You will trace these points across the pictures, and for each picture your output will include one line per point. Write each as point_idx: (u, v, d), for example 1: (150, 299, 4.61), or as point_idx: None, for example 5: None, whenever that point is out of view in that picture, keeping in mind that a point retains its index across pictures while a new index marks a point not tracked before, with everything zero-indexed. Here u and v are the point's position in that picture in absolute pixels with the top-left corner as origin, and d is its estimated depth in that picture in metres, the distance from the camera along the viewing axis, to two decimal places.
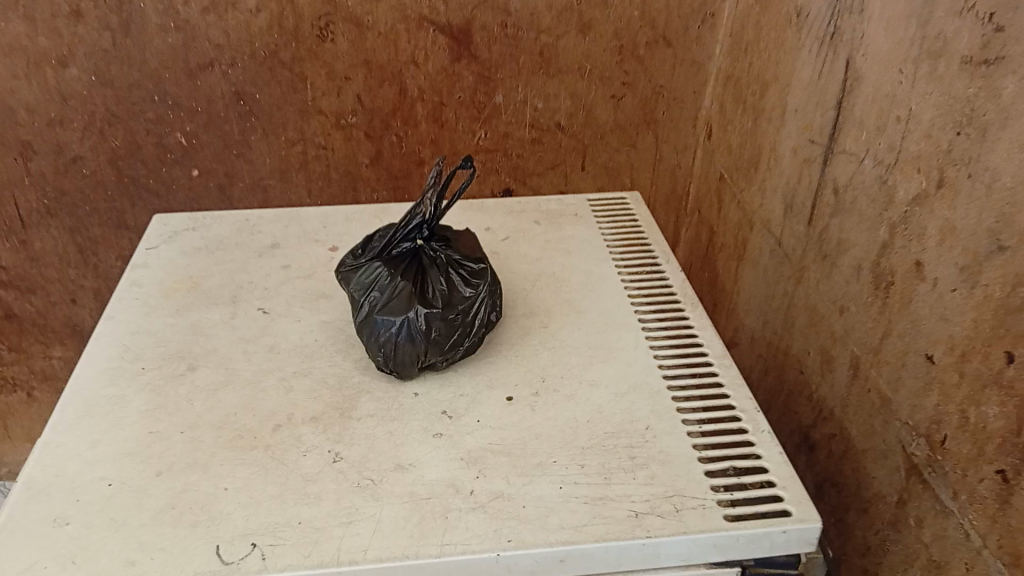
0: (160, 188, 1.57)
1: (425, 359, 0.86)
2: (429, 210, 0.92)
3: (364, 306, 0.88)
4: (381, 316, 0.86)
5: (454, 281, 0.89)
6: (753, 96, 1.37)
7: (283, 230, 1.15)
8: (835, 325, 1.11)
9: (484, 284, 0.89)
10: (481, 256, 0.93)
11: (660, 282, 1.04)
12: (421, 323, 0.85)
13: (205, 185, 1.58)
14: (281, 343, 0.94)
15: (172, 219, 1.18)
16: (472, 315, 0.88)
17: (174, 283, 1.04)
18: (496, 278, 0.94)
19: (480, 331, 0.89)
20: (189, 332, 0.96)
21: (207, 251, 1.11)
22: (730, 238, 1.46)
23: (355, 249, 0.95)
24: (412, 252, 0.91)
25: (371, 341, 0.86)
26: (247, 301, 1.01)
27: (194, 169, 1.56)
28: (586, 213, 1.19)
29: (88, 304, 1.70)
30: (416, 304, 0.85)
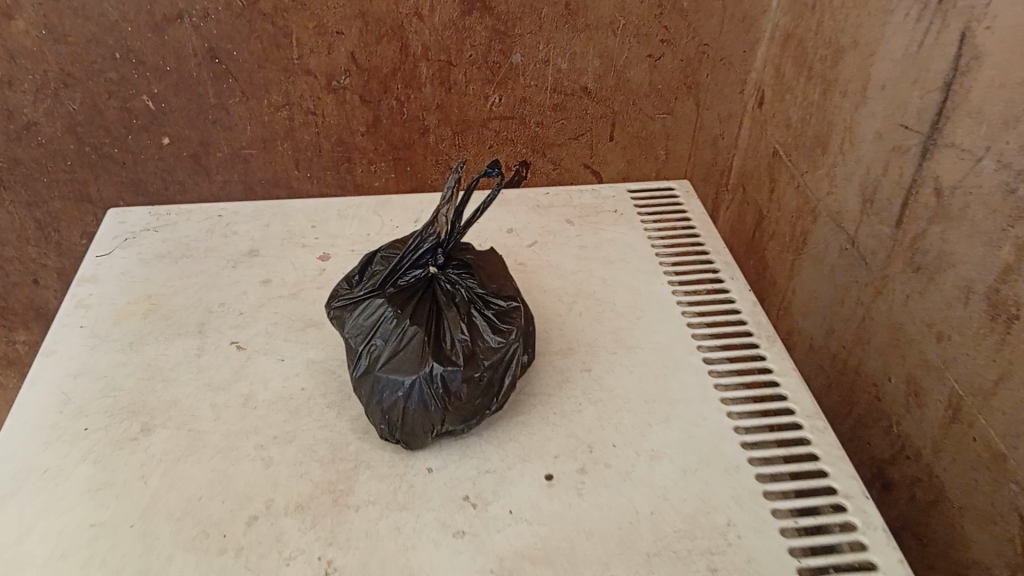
0: (128, 158, 1.33)
1: (440, 428, 0.67)
2: (445, 229, 0.73)
3: (362, 355, 0.69)
4: (383, 372, 0.67)
5: (477, 326, 0.70)
6: (821, 64, 1.15)
7: (264, 231, 0.96)
8: (929, 353, 0.92)
9: (516, 330, 0.70)
10: (510, 288, 0.75)
11: (727, 307, 0.85)
12: (437, 385, 0.66)
13: (178, 156, 1.34)
14: (259, 392, 0.75)
15: (130, 215, 0.98)
16: (500, 372, 0.69)
17: (128, 305, 0.85)
18: (530, 316, 0.75)
19: (511, 390, 0.69)
20: (146, 376, 0.77)
21: (170, 259, 0.91)
22: (783, 227, 1.26)
23: (350, 275, 0.76)
24: (424, 285, 0.72)
25: (372, 404, 0.67)
26: (217, 331, 0.82)
27: (164, 137, 1.32)
28: (628, 210, 0.99)
29: (52, 285, 1.48)
30: (431, 359, 0.66)
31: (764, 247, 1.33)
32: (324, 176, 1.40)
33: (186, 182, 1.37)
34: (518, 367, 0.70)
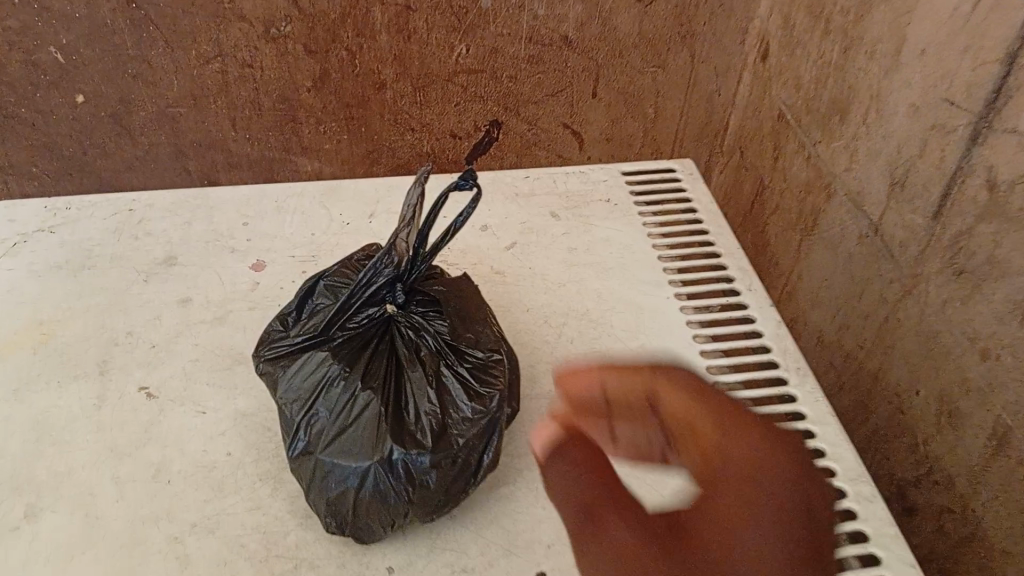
0: (37, 120, 0.92)
1: (401, 522, 0.53)
2: (406, 257, 0.58)
3: (300, 427, 0.54)
4: (328, 453, 0.52)
5: (447, 388, 0.55)
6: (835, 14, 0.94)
7: (183, 231, 0.79)
8: (971, 372, 0.78)
9: (497, 392, 0.56)
10: (489, 333, 0.60)
11: (747, 330, 0.71)
12: (398, 472, 0.51)
13: (98, 117, 0.94)
14: (174, 460, 0.60)
15: (19, 211, 0.80)
16: (478, 449, 0.54)
17: (12, 338, 0.68)
18: (514, 367, 0.60)
19: (491, 470, 0.55)
20: (32, 439, 0.61)
21: (69, 271, 0.75)
22: (779, 204, 1.08)
23: (286, 313, 0.60)
24: (380, 331, 0.57)
25: (313, 492, 0.53)
26: (122, 374, 0.66)
27: (77, 95, 0.92)
28: (622, 199, 0.84)
29: None
30: (390, 440, 0.51)
31: (766, 225, 1.11)
32: (265, 137, 1.00)
33: (109, 150, 0.97)
34: (500, 440, 0.56)
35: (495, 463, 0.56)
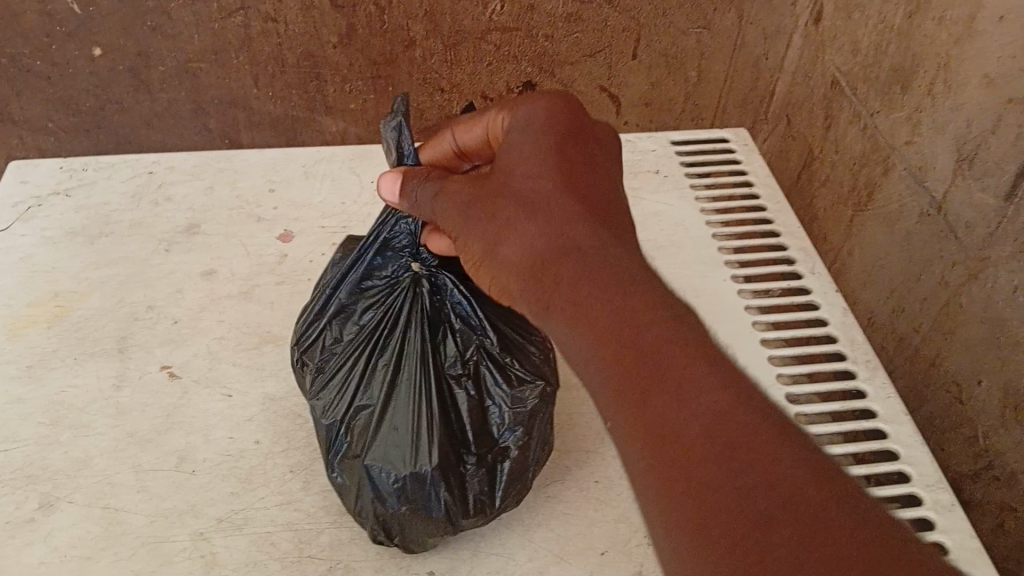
0: (53, 71, 0.87)
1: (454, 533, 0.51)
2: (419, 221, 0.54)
3: (339, 429, 0.51)
4: (372, 459, 0.49)
5: (493, 367, 0.53)
6: None
7: (207, 197, 0.75)
8: None
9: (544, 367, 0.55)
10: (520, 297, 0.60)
11: (811, 318, 0.66)
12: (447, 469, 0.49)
13: (114, 70, 0.89)
14: (198, 448, 0.56)
15: (34, 172, 0.76)
16: (532, 438, 0.53)
17: (26, 310, 0.64)
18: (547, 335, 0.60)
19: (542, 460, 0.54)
20: (49, 422, 0.57)
21: (86, 238, 0.70)
22: (828, 176, 0.95)
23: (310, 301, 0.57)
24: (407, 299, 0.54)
25: (359, 505, 0.50)
26: (144, 351, 0.62)
27: (96, 46, 0.86)
28: (673, 170, 0.79)
29: None
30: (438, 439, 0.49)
31: (812, 196, 0.99)
32: (289, 97, 0.94)
33: (127, 104, 0.92)
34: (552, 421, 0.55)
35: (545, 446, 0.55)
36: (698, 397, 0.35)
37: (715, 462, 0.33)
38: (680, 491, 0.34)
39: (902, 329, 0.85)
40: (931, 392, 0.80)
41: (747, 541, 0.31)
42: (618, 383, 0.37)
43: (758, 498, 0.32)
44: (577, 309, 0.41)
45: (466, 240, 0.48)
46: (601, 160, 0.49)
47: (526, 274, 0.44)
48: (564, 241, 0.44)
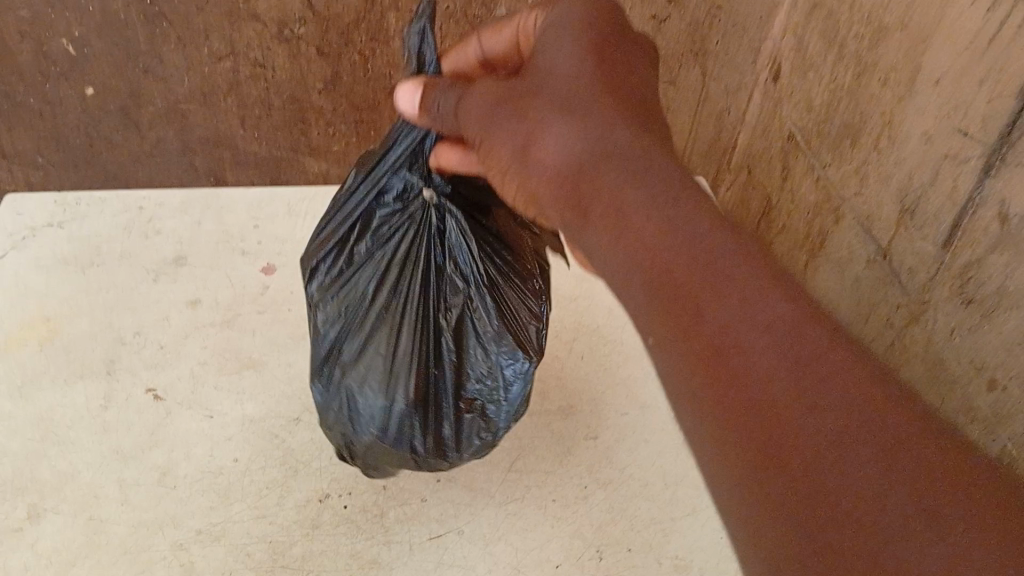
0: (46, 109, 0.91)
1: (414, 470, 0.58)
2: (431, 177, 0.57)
3: (329, 354, 0.57)
4: (353, 382, 0.56)
5: (482, 321, 0.57)
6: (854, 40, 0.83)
7: (194, 230, 0.79)
8: (972, 405, 0.71)
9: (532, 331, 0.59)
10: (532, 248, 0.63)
11: None
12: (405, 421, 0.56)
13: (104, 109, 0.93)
14: (179, 465, 0.60)
15: (28, 202, 0.80)
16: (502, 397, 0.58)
17: (19, 333, 0.68)
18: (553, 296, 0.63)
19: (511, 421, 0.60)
20: (37, 437, 0.61)
21: (78, 267, 0.74)
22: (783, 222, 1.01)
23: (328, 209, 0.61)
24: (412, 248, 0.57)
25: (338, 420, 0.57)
26: (130, 374, 0.66)
27: (87, 87, 0.90)
28: None
29: None
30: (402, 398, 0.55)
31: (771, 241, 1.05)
32: (274, 137, 0.99)
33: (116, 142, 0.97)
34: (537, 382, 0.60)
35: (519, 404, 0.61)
36: (737, 283, 0.34)
37: (754, 346, 0.32)
38: (739, 418, 0.32)
39: None
40: None
41: (789, 442, 0.30)
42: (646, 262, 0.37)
43: (808, 392, 0.30)
44: (616, 222, 0.39)
45: (484, 141, 0.47)
46: (631, 65, 0.48)
47: (559, 182, 0.43)
48: (604, 151, 0.42)
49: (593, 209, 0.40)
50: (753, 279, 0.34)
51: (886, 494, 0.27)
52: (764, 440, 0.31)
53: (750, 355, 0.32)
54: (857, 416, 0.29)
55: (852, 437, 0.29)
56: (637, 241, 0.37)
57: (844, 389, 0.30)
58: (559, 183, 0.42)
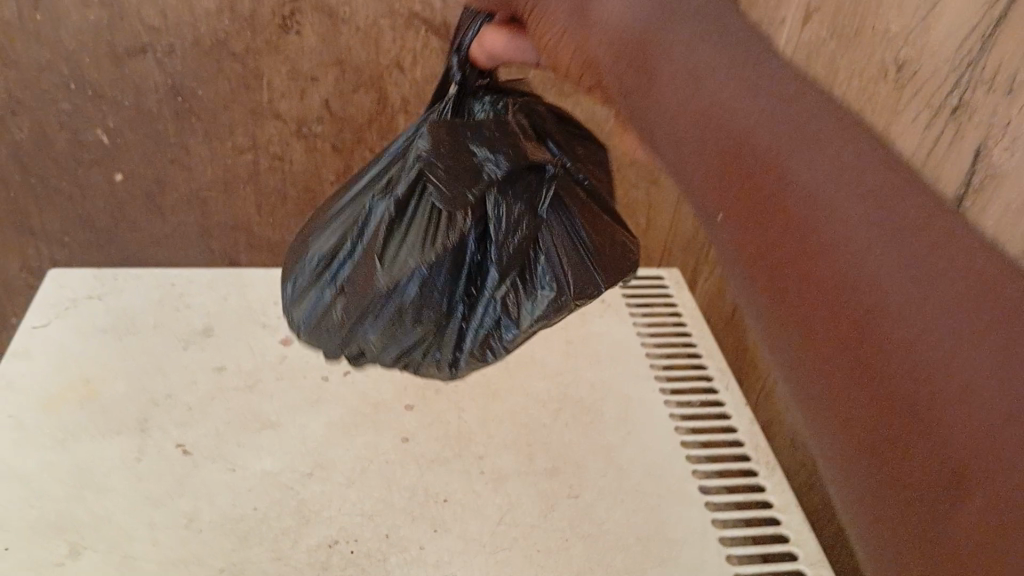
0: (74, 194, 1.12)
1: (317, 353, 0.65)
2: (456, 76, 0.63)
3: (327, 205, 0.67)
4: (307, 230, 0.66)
5: (383, 218, 0.60)
6: None
7: (220, 304, 0.88)
8: None
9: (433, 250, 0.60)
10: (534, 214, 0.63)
11: (723, 425, 0.79)
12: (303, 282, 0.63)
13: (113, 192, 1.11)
14: (204, 511, 0.67)
15: (71, 277, 0.89)
16: (364, 292, 0.60)
17: (62, 392, 0.76)
18: (512, 252, 0.62)
19: (379, 325, 0.61)
20: (76, 484, 0.69)
21: (114, 335, 0.83)
22: None
23: None
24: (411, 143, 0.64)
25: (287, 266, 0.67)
26: (161, 430, 0.73)
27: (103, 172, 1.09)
28: (616, 300, 0.93)
29: None
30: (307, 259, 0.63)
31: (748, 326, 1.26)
32: None
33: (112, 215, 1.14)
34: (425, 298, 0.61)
35: (399, 322, 0.61)
36: (820, 161, 0.41)
37: (840, 221, 0.39)
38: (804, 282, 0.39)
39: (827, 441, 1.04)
40: None
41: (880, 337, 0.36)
42: (729, 139, 0.45)
43: (887, 275, 0.36)
44: (707, 134, 0.46)
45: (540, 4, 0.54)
46: None
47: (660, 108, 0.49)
48: (695, 74, 0.47)
49: (686, 124, 0.47)
50: (844, 158, 0.41)
51: (972, 389, 0.33)
52: (834, 293, 0.38)
53: (836, 229, 0.39)
54: (953, 300, 0.34)
55: (947, 316, 0.34)
56: (715, 122, 0.45)
57: (913, 254, 0.36)
58: (632, 67, 0.50)
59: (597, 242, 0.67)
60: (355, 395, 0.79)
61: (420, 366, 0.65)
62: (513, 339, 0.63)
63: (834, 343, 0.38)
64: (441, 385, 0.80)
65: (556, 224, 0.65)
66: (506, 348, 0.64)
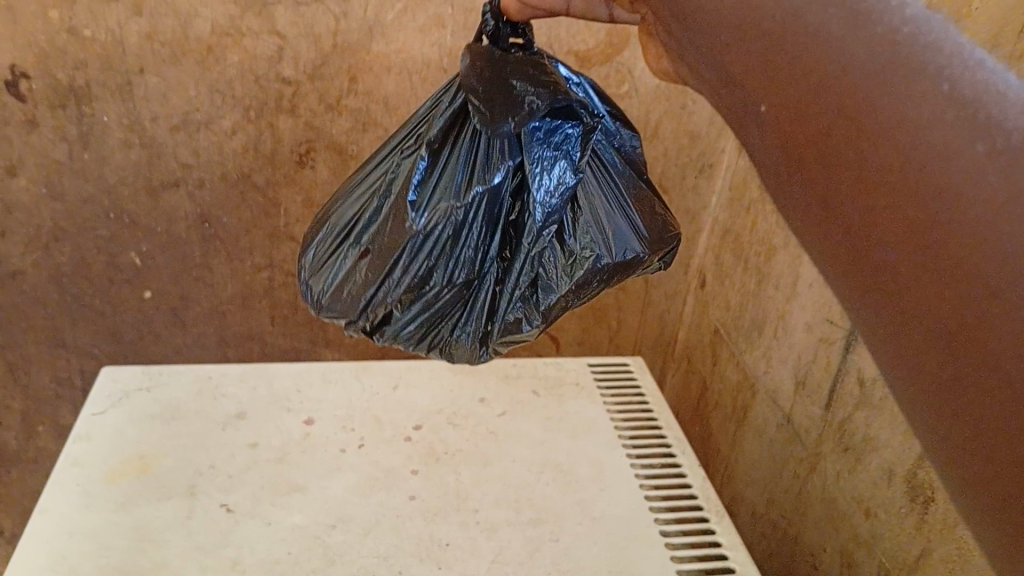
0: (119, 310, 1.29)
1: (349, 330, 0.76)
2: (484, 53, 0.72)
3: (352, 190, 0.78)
4: (335, 219, 0.77)
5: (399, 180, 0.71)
6: (749, 282, 1.26)
7: (251, 393, 1.03)
8: (859, 528, 1.01)
9: (463, 208, 0.69)
10: (567, 172, 0.71)
11: (680, 482, 0.95)
12: (341, 262, 0.74)
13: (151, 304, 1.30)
14: (246, 557, 0.81)
15: (122, 373, 1.04)
16: (389, 257, 0.70)
17: (120, 466, 0.90)
18: (546, 213, 0.71)
19: (405, 286, 0.71)
20: (136, 538, 0.82)
21: (162, 419, 0.97)
22: (726, 401, 1.36)
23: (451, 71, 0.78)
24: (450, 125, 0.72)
25: (304, 245, 0.79)
26: (206, 494, 0.87)
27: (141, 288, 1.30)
28: (587, 381, 1.09)
29: (68, 419, 1.52)
30: (344, 242, 0.74)
31: (708, 414, 1.43)
32: None
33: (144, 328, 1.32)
34: (443, 260, 0.70)
35: (419, 286, 0.71)
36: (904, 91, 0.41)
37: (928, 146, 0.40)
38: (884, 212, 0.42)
39: (784, 509, 1.19)
40: (798, 558, 1.15)
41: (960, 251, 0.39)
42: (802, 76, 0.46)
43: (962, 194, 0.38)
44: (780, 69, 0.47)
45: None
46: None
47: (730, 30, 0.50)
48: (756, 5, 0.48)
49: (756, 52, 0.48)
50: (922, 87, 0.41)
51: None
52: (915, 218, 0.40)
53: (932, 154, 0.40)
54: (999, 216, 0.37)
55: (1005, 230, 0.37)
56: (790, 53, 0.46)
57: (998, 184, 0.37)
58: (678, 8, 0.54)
59: (635, 203, 0.77)
60: (368, 463, 0.93)
61: (451, 338, 0.75)
62: (549, 302, 0.74)
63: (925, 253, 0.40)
64: (442, 454, 0.95)
65: (587, 187, 0.75)
66: (544, 311, 0.74)
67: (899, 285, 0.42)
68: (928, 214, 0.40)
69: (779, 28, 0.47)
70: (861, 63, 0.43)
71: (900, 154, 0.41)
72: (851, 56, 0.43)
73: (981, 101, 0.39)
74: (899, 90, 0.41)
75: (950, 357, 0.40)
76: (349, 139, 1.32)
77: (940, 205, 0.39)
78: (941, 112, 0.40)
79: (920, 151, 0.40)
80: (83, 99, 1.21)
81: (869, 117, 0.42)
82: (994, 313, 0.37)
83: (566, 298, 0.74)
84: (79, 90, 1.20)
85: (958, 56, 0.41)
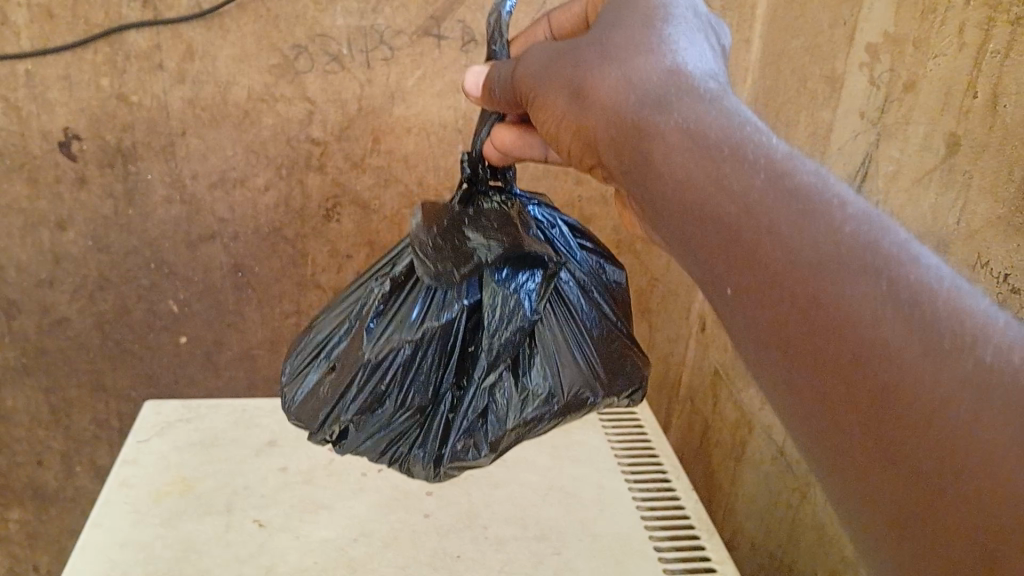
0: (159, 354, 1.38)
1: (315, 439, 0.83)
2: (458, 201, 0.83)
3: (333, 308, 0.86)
4: (314, 335, 0.84)
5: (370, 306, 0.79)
6: None
7: (281, 424, 1.12)
8: (846, 551, 1.07)
9: (414, 342, 0.77)
10: (524, 313, 0.78)
11: (675, 503, 1.02)
12: (311, 372, 0.81)
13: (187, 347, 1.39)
14: (279, 565, 0.89)
15: (165, 407, 1.14)
16: (346, 378, 0.78)
17: (164, 487, 0.99)
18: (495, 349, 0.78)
19: (359, 407, 0.78)
20: (179, 549, 0.90)
21: (201, 447, 1.07)
22: (727, 438, 1.43)
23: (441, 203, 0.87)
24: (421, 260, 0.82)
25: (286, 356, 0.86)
26: (242, 511, 0.96)
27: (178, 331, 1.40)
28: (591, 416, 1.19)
29: (106, 459, 1.60)
30: (317, 356, 0.82)
31: (711, 452, 1.50)
32: None
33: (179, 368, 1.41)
34: (400, 382, 0.77)
35: (376, 404, 0.78)
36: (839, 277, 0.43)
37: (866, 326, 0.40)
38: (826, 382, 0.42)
39: (780, 539, 1.25)
40: None
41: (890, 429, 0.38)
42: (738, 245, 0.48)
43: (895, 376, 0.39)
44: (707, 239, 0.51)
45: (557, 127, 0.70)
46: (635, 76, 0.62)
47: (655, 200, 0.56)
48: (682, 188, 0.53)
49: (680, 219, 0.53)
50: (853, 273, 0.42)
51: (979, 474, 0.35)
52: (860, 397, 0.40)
53: (864, 333, 0.40)
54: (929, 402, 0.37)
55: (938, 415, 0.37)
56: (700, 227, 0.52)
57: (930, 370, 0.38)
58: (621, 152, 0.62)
59: (596, 346, 0.81)
60: (388, 485, 1.02)
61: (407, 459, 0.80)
62: (496, 434, 0.78)
63: (856, 428, 0.40)
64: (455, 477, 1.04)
65: (547, 324, 0.80)
66: (492, 442, 0.78)
67: (827, 461, 0.42)
68: (859, 391, 0.40)
69: (729, 211, 0.50)
70: (803, 251, 0.45)
71: (847, 344, 0.41)
72: (799, 253, 0.45)
73: (916, 306, 0.40)
74: (837, 281, 0.43)
75: (890, 538, 0.38)
76: (372, 194, 1.43)
77: (870, 391, 0.39)
78: (885, 310, 0.40)
79: (850, 329, 0.41)
80: (131, 159, 1.33)
81: (812, 296, 0.43)
82: (929, 501, 0.36)
83: (515, 431, 0.78)
84: (127, 151, 1.33)
85: (895, 256, 0.43)
